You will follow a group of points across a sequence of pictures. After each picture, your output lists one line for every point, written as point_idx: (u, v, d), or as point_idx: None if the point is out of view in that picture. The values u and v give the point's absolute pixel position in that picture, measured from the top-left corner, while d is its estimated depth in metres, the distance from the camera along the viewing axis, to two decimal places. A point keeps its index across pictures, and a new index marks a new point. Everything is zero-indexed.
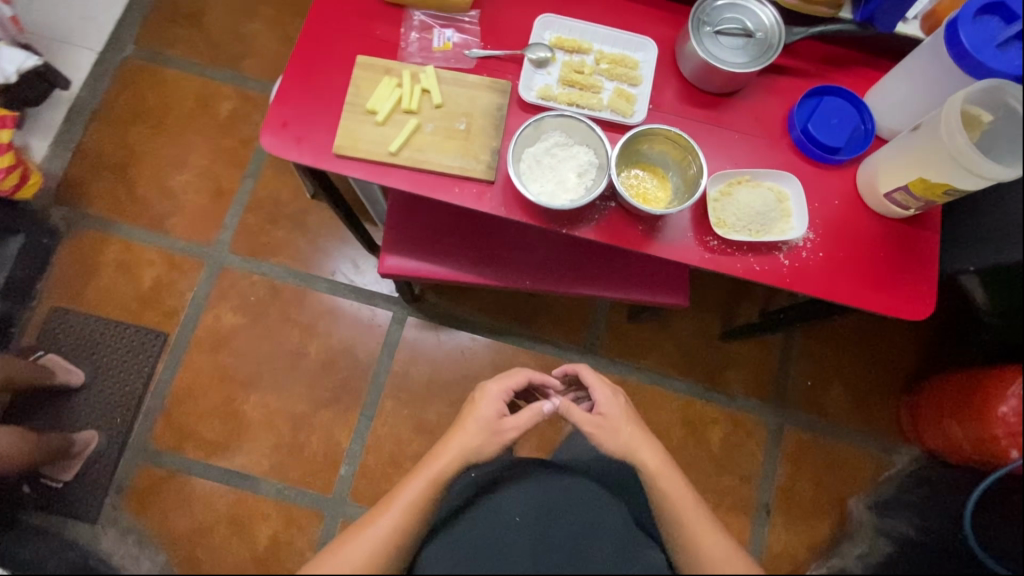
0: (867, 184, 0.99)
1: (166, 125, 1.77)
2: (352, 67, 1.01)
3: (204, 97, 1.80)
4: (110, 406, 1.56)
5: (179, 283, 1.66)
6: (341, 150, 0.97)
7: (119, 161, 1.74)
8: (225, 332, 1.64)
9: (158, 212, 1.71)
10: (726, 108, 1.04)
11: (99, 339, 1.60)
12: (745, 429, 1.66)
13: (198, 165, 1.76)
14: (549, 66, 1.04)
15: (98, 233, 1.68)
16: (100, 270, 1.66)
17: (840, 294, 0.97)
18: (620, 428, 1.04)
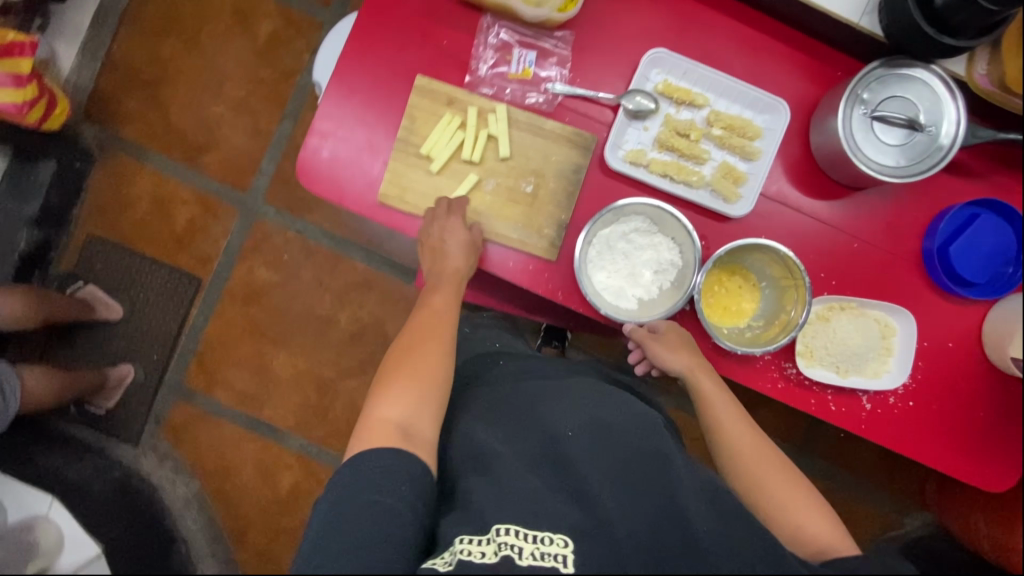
0: (994, 335, 0.84)
1: (201, 41, 1.59)
2: (409, 90, 0.83)
3: (244, 12, 1.59)
4: (146, 343, 1.59)
5: (214, 228, 1.60)
6: (385, 199, 0.83)
7: (151, 80, 1.58)
8: (258, 286, 1.61)
9: (191, 144, 1.59)
10: (850, 205, 0.85)
11: (135, 275, 1.59)
12: None
13: (234, 95, 1.59)
14: (648, 119, 0.84)
15: (133, 159, 1.59)
16: (134, 201, 1.60)
17: (916, 449, 0.87)
18: (672, 351, 0.83)
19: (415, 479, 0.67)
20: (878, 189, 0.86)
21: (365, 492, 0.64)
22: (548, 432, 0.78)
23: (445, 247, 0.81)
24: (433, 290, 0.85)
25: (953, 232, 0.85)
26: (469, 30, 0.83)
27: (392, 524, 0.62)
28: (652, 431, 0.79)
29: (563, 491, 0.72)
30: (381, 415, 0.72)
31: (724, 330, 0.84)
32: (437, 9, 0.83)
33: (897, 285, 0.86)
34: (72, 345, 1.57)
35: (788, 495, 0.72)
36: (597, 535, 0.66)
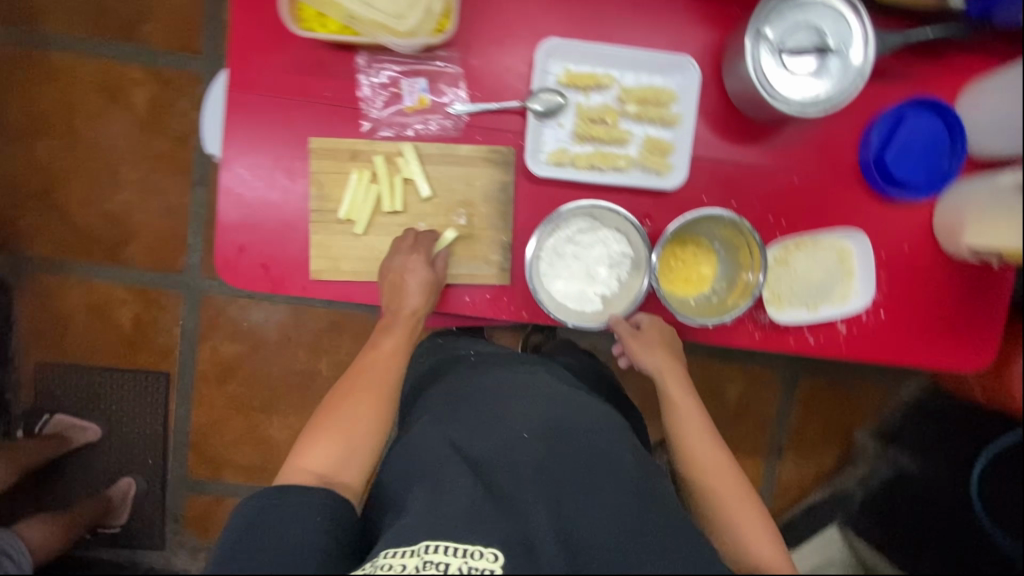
0: (947, 228, 0.84)
1: (77, 130, 1.46)
2: (307, 156, 0.78)
3: (112, 86, 1.45)
4: (137, 450, 1.54)
5: (162, 319, 1.52)
6: (320, 275, 0.79)
7: (42, 188, 1.47)
8: (229, 361, 1.55)
9: (108, 241, 1.49)
10: (778, 142, 0.85)
11: (100, 388, 1.52)
12: (763, 379, 1.46)
13: (133, 177, 1.48)
14: (561, 114, 0.80)
15: (53, 275, 1.49)
16: (72, 316, 1.51)
17: (895, 356, 0.88)
18: (652, 350, 0.84)
19: (331, 510, 0.65)
20: (801, 119, 0.85)
21: (280, 523, 0.62)
22: (500, 437, 0.74)
23: (403, 288, 0.76)
24: (386, 330, 0.79)
25: (884, 139, 0.84)
26: (350, 75, 0.78)
27: (306, 549, 0.60)
28: (608, 426, 0.76)
29: (498, 504, 0.67)
30: (299, 466, 0.70)
31: (691, 301, 0.84)
32: (309, 63, 0.77)
33: (843, 207, 0.86)
34: (63, 476, 1.52)
35: (740, 508, 0.76)
36: (533, 552, 0.62)
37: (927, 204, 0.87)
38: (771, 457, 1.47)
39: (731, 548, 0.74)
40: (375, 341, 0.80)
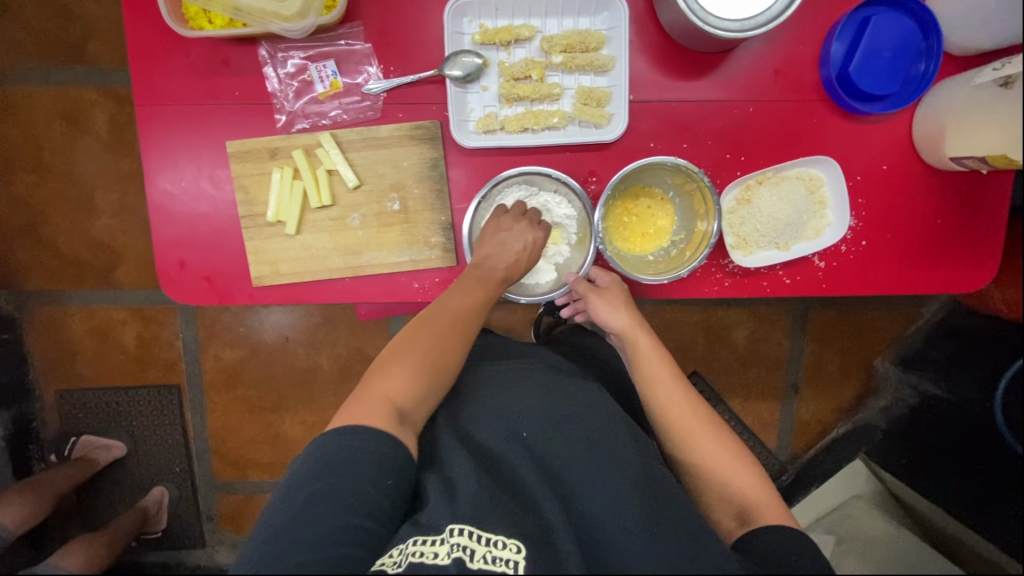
0: (929, 140, 0.75)
1: (45, 160, 1.25)
2: (227, 161, 0.76)
3: (72, 112, 1.23)
4: (163, 461, 1.38)
5: (164, 334, 1.35)
6: (262, 281, 0.77)
7: (26, 225, 1.28)
8: (233, 368, 1.36)
9: (97, 268, 1.30)
10: (726, 71, 0.77)
11: (117, 407, 1.37)
12: (770, 319, 1.26)
13: (111, 202, 1.27)
14: (484, 77, 0.75)
15: (54, 307, 1.32)
16: (77, 343, 1.34)
17: (882, 283, 0.81)
18: (615, 306, 0.77)
19: (398, 470, 0.60)
20: (749, 41, 0.76)
21: (349, 481, 0.56)
22: (504, 431, 0.72)
23: (509, 249, 0.73)
24: (475, 277, 0.72)
25: (847, 49, 0.74)
26: (255, 69, 0.74)
27: (367, 516, 0.56)
28: (610, 414, 0.73)
29: (509, 496, 0.66)
30: (382, 396, 0.64)
31: (649, 257, 0.81)
32: (212, 63, 0.74)
33: (806, 133, 0.78)
34: (100, 494, 1.40)
35: (718, 456, 0.71)
36: (549, 549, 0.61)
37: (903, 115, 0.78)
38: (787, 397, 1.28)
39: (713, 498, 0.70)
40: (463, 285, 0.72)
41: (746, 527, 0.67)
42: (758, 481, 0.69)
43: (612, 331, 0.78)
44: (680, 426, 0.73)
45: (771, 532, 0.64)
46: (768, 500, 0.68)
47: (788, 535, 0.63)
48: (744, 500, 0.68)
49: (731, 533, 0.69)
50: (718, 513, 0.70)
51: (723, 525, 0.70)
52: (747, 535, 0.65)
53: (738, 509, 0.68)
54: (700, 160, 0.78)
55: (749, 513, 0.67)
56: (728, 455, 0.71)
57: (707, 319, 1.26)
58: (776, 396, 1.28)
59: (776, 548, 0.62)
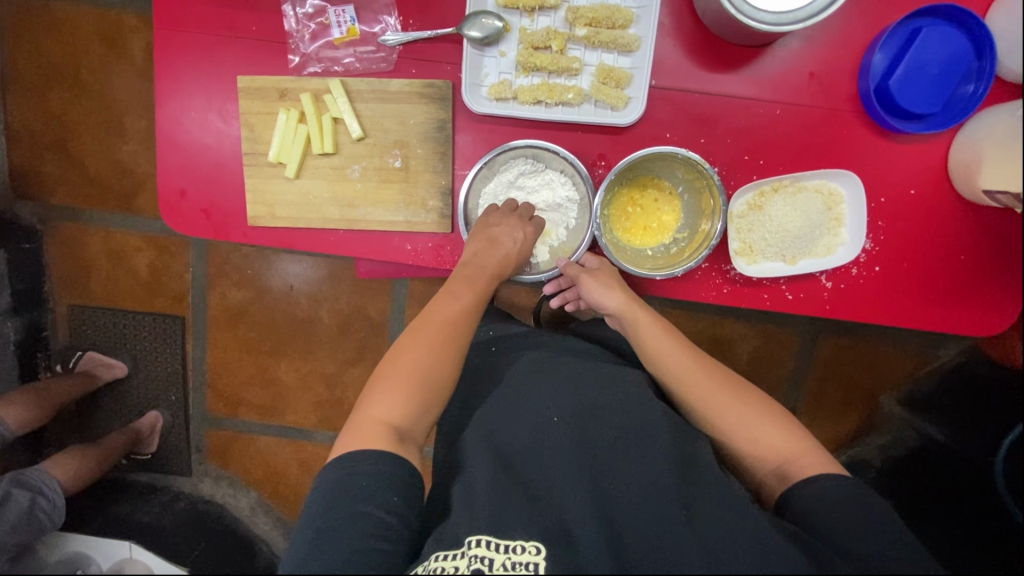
0: (963, 168, 0.71)
1: (84, 82, 1.21)
2: (237, 96, 0.76)
3: (110, 34, 1.18)
4: (159, 387, 1.33)
5: (177, 266, 1.28)
6: (257, 221, 0.77)
7: (58, 142, 1.23)
8: (237, 309, 1.29)
9: (120, 189, 1.25)
10: (758, 67, 0.73)
11: (124, 330, 1.31)
12: (778, 337, 1.20)
13: (140, 126, 1.22)
14: (502, 42, 0.73)
15: (77, 224, 1.27)
16: (94, 264, 1.29)
17: (893, 315, 0.76)
18: (613, 284, 0.75)
19: (404, 488, 0.59)
20: (785, 39, 0.72)
21: (357, 506, 0.56)
22: (525, 427, 0.69)
23: (501, 244, 0.72)
24: (466, 279, 0.72)
25: (891, 61, 0.70)
26: (275, 7, 0.73)
27: (382, 538, 0.55)
28: (642, 397, 0.70)
29: (530, 497, 0.63)
30: (375, 419, 0.63)
31: (648, 252, 0.78)
32: None
33: (833, 145, 0.74)
34: (97, 412, 1.35)
35: (740, 417, 0.68)
36: (573, 542, 0.59)
37: (941, 139, 0.73)
38: None
39: (749, 459, 0.67)
40: (453, 290, 0.71)
41: (787, 483, 0.64)
42: (791, 433, 0.67)
43: (607, 311, 0.76)
44: (696, 399, 0.70)
45: (814, 484, 0.61)
46: (807, 452, 0.65)
47: (835, 483, 0.61)
48: (781, 457, 0.65)
49: (774, 490, 0.66)
50: (759, 472, 0.67)
51: (766, 484, 0.67)
52: (787, 493, 0.63)
53: (777, 466, 0.65)
54: (716, 158, 0.75)
55: (790, 467, 0.65)
56: (751, 414, 0.68)
57: (712, 328, 1.20)
58: None
59: (819, 501, 0.60)
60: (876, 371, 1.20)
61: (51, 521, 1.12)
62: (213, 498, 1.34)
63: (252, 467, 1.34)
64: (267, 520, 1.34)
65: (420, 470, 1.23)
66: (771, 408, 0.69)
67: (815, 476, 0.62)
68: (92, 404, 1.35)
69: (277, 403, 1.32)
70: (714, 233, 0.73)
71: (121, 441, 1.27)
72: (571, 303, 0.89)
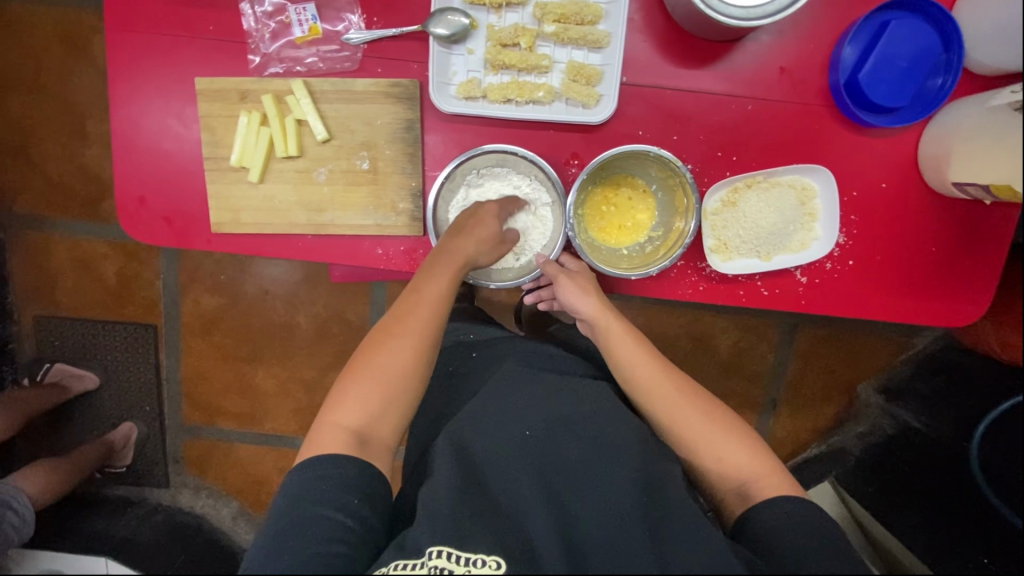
0: (934, 161, 0.71)
1: (43, 86, 1.16)
2: (196, 98, 0.73)
3: (70, 36, 1.13)
4: (131, 399, 1.28)
5: (146, 273, 1.24)
6: (221, 228, 0.74)
7: (17, 148, 1.18)
8: (211, 317, 1.26)
9: (84, 195, 1.20)
10: (729, 62, 0.72)
11: (91, 341, 1.27)
12: (758, 332, 1.20)
13: (103, 130, 1.17)
14: (470, 39, 0.71)
15: (40, 231, 1.22)
16: (59, 273, 1.24)
17: (863, 310, 0.77)
18: (590, 292, 0.74)
19: (367, 489, 0.59)
20: (755, 34, 0.72)
21: (316, 507, 0.55)
22: (499, 437, 0.67)
23: (467, 234, 0.70)
24: (430, 273, 0.69)
25: (860, 55, 0.69)
26: (233, 5, 0.71)
27: (340, 540, 0.53)
28: (618, 413, 0.69)
29: (495, 510, 0.62)
30: (334, 424, 0.62)
31: (623, 251, 0.78)
32: None
33: (805, 139, 0.74)
34: (67, 426, 1.30)
35: (706, 432, 0.68)
36: (535, 557, 0.58)
37: (911, 133, 0.73)
38: (764, 414, 1.24)
39: (712, 477, 0.68)
40: (416, 285, 0.68)
41: (747, 503, 0.64)
42: (756, 454, 0.67)
43: (581, 315, 0.75)
44: (662, 413, 0.70)
45: (770, 507, 0.62)
46: (769, 473, 0.65)
47: (792, 508, 0.61)
48: (742, 477, 0.66)
49: (734, 509, 0.66)
50: (720, 491, 0.67)
51: (727, 502, 0.67)
52: (747, 514, 0.63)
53: (738, 486, 0.66)
54: (689, 155, 0.74)
55: (751, 487, 0.65)
56: (714, 429, 0.68)
57: (693, 324, 1.20)
58: (755, 410, 1.23)
59: (779, 524, 0.60)
60: (857, 361, 1.21)
61: (20, 535, 1.07)
62: (191, 510, 1.30)
63: (231, 478, 1.30)
64: (248, 529, 1.31)
65: (402, 475, 1.21)
66: (738, 427, 0.69)
67: (774, 498, 0.62)
68: (59, 418, 1.30)
69: (256, 411, 1.29)
70: (688, 233, 0.72)
71: (93, 453, 1.23)
72: (546, 301, 0.88)
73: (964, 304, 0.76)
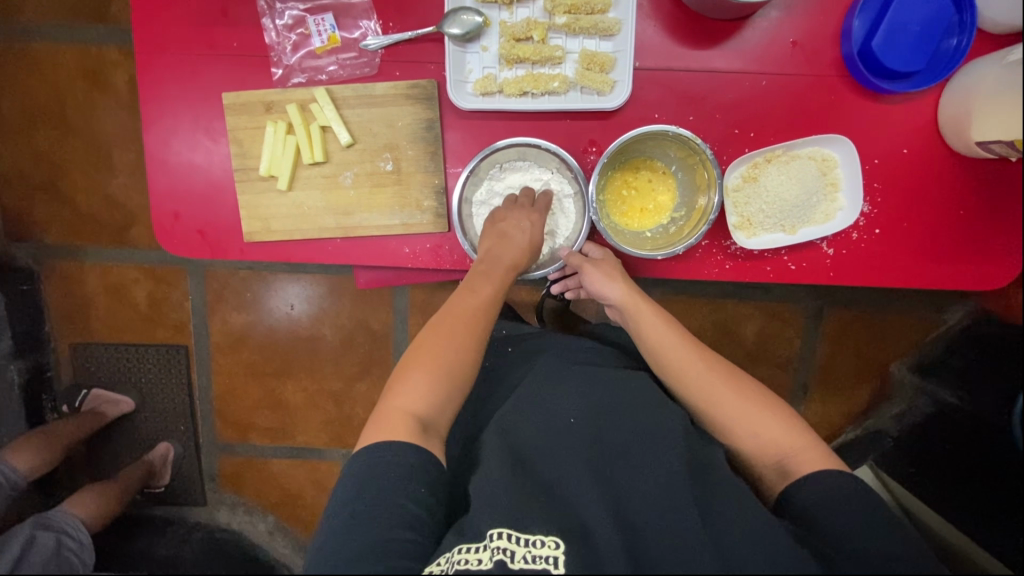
0: (956, 123, 0.70)
1: (70, 121, 1.20)
2: (224, 114, 0.76)
3: (93, 71, 1.18)
4: (168, 418, 1.31)
5: (175, 295, 1.27)
6: (254, 237, 0.77)
7: (48, 181, 1.23)
8: (239, 333, 1.28)
9: (113, 224, 1.24)
10: (740, 40, 0.73)
11: (127, 364, 1.30)
12: (783, 316, 1.19)
13: (128, 158, 1.22)
14: (483, 37, 0.73)
15: (72, 261, 1.26)
16: (93, 300, 1.28)
17: (893, 277, 0.76)
18: (614, 277, 0.75)
19: (431, 478, 0.59)
20: (764, 10, 0.73)
21: (387, 495, 0.56)
22: (543, 422, 0.68)
23: (515, 236, 0.72)
24: (483, 273, 0.70)
25: (872, 22, 0.70)
26: (254, 21, 0.74)
27: (408, 528, 0.55)
28: (660, 402, 0.69)
29: (544, 494, 0.63)
30: (403, 411, 0.62)
31: (647, 233, 0.78)
32: (209, 12, 0.73)
33: (821, 110, 0.74)
34: (107, 449, 1.33)
35: (742, 411, 0.68)
36: (590, 538, 0.58)
37: (929, 97, 0.73)
38: (795, 398, 1.22)
39: (751, 455, 0.67)
40: (472, 284, 0.69)
41: (788, 480, 0.64)
42: (795, 431, 0.66)
43: (609, 302, 0.75)
44: (698, 394, 0.70)
45: (809, 482, 0.61)
46: (808, 450, 0.65)
47: (830, 481, 0.61)
48: (780, 453, 0.65)
49: (775, 485, 0.66)
50: (759, 467, 0.67)
51: (766, 479, 0.67)
52: (786, 492, 0.63)
53: (776, 462, 0.65)
54: (707, 134, 0.75)
55: (790, 462, 0.64)
56: (751, 407, 0.68)
57: (716, 311, 1.20)
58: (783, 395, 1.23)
59: (818, 498, 0.60)
60: (887, 339, 1.19)
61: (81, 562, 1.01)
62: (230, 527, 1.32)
63: (268, 492, 1.33)
64: (286, 543, 1.32)
65: None
66: (773, 403, 0.69)
67: (813, 472, 0.62)
68: (102, 443, 1.33)
69: (287, 424, 1.31)
70: (710, 209, 0.73)
71: (136, 473, 1.25)
72: (573, 291, 0.89)
73: (996, 263, 0.75)
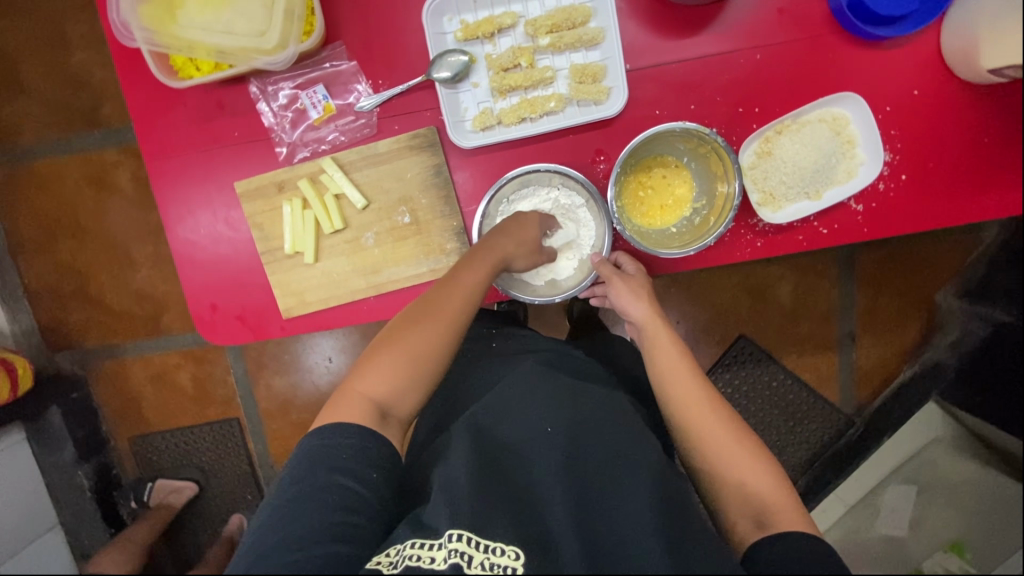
0: (962, 56, 0.68)
1: (85, 227, 1.24)
2: (238, 202, 0.77)
3: (97, 175, 1.22)
4: (235, 491, 1.34)
5: (217, 371, 1.30)
6: (291, 313, 0.78)
7: (76, 290, 1.27)
8: (286, 397, 1.31)
9: (145, 317, 1.28)
10: (726, 19, 0.72)
11: (185, 447, 1.33)
12: (816, 270, 1.18)
13: (147, 252, 1.25)
14: (472, 74, 0.74)
15: (114, 360, 1.30)
16: (140, 392, 1.32)
17: (925, 221, 0.74)
18: (638, 293, 0.74)
19: (383, 464, 0.60)
20: None
21: (335, 477, 0.57)
22: (523, 430, 0.67)
23: (507, 234, 0.71)
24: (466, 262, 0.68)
25: None
26: (251, 107, 0.75)
27: (352, 511, 0.56)
28: (634, 424, 0.68)
29: (515, 498, 0.62)
30: (361, 393, 0.63)
31: (672, 229, 0.78)
32: (207, 108, 0.75)
33: (822, 71, 0.73)
34: (182, 532, 1.36)
35: (730, 450, 0.66)
36: (553, 553, 0.57)
37: (928, 36, 0.72)
38: (844, 348, 1.19)
39: (728, 497, 0.64)
40: (455, 273, 0.68)
41: (762, 530, 0.60)
42: (778, 487, 0.63)
43: (630, 317, 0.76)
44: (690, 415, 0.68)
45: (788, 540, 0.58)
46: (789, 506, 0.62)
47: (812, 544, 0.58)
48: (761, 505, 0.62)
49: (744, 537, 0.62)
50: (732, 513, 0.64)
51: (737, 526, 0.63)
52: (757, 544, 0.59)
53: (754, 512, 0.62)
54: (712, 119, 0.74)
55: (767, 516, 0.61)
56: (742, 454, 0.65)
57: (747, 279, 1.19)
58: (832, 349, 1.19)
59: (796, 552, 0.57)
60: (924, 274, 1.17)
61: None
62: None
63: None
64: None
65: None
66: (759, 450, 0.66)
67: (791, 531, 0.59)
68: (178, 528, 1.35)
69: None
70: (733, 196, 0.72)
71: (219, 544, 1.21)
72: (598, 297, 0.85)
73: None
